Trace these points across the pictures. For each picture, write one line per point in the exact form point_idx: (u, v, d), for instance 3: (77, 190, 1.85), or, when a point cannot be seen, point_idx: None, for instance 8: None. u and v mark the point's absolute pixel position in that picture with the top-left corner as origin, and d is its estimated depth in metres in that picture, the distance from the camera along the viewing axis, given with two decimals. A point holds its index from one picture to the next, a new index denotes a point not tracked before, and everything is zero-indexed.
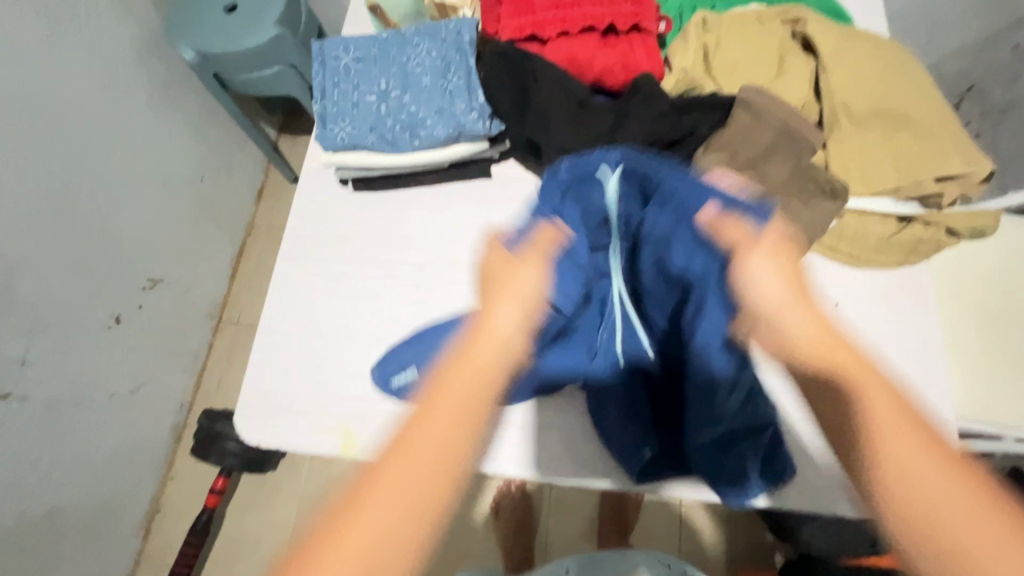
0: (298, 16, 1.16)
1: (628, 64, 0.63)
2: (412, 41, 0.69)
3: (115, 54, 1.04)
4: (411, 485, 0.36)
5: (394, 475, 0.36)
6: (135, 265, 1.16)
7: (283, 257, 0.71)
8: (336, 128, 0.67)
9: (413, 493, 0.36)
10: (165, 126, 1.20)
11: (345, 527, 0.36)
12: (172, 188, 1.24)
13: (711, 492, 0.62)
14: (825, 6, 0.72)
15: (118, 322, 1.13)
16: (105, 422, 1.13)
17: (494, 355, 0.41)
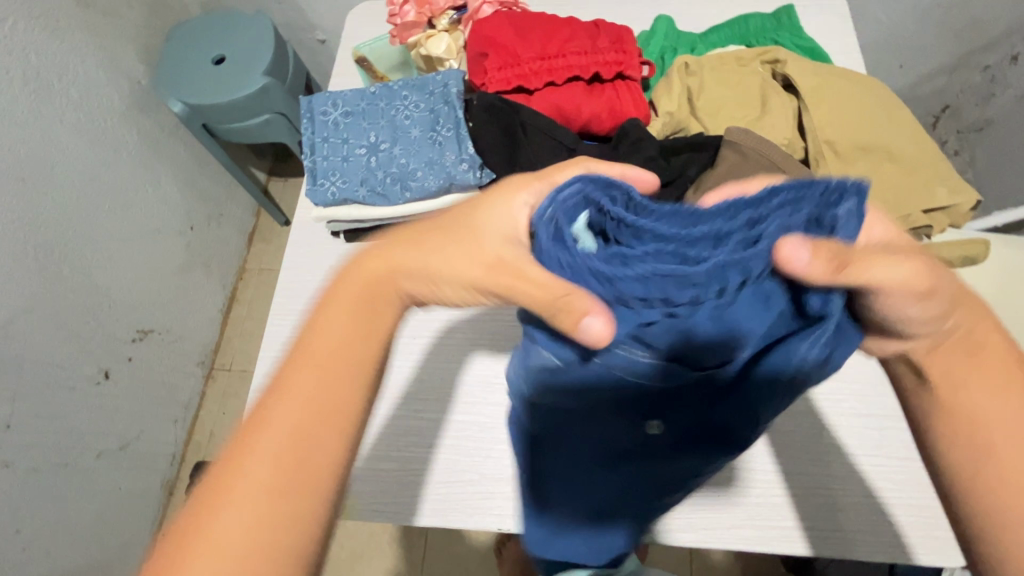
0: (285, 65, 1.17)
1: (615, 110, 0.64)
2: (400, 95, 0.70)
3: (101, 111, 1.05)
4: (291, 423, 0.35)
5: (292, 382, 0.36)
6: (124, 318, 1.14)
7: (276, 312, 0.70)
8: (327, 183, 0.67)
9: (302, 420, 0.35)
10: (153, 179, 1.20)
11: (228, 465, 0.33)
12: (161, 238, 1.23)
13: (721, 538, 0.59)
14: (803, 45, 0.74)
15: (106, 377, 1.11)
16: (92, 483, 1.09)
17: (414, 268, 0.39)
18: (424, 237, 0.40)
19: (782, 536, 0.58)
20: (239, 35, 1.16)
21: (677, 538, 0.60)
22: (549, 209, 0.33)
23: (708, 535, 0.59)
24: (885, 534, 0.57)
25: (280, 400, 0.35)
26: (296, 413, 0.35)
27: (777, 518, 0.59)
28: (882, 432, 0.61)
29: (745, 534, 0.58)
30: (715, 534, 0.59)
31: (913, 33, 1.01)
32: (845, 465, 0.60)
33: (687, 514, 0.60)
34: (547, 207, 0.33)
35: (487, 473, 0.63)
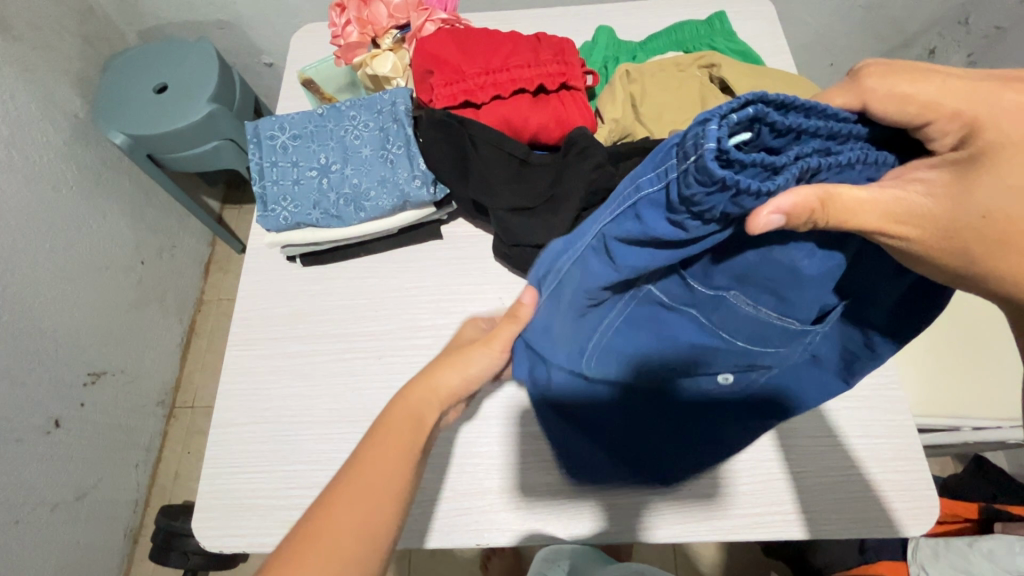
0: (231, 90, 1.15)
1: (561, 119, 0.66)
2: (348, 114, 0.69)
3: (36, 147, 1.00)
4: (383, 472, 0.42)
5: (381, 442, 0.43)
6: (73, 361, 1.09)
7: (233, 343, 0.68)
8: (278, 209, 0.66)
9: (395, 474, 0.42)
10: (97, 214, 1.15)
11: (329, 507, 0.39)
12: (109, 274, 1.18)
13: (699, 532, 0.60)
14: (735, 48, 0.77)
15: (57, 425, 1.05)
16: (47, 539, 1.03)
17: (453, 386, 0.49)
18: (464, 360, 0.50)
19: (758, 521, 0.59)
20: (182, 63, 1.14)
21: (660, 539, 0.60)
22: (712, 125, 0.27)
23: (689, 528, 0.60)
24: (848, 510, 0.60)
25: (364, 467, 0.41)
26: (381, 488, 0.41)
27: (748, 504, 0.60)
28: (841, 412, 0.64)
29: (725, 523, 0.60)
30: (698, 526, 0.60)
31: (839, 33, 1.07)
32: (808, 449, 0.62)
33: (669, 510, 0.60)
34: (707, 124, 0.27)
35: (459, 489, 0.62)
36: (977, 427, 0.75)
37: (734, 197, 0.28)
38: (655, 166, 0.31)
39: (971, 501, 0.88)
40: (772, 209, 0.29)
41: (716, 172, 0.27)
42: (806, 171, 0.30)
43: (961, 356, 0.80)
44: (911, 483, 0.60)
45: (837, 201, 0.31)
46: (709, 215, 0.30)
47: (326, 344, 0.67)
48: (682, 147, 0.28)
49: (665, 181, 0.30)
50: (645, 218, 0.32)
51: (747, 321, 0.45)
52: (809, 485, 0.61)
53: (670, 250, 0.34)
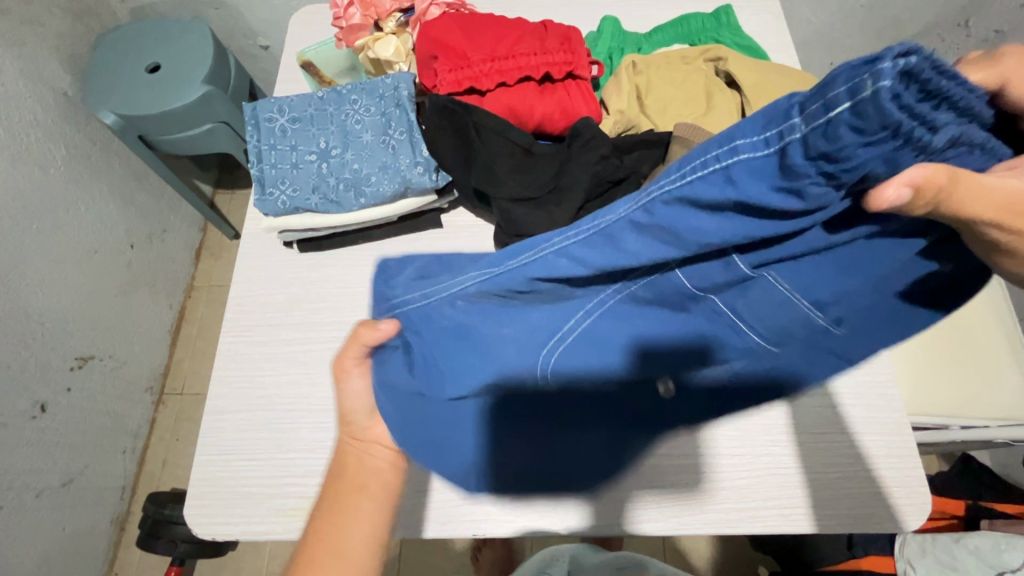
0: (226, 72, 1.12)
1: (567, 110, 0.65)
2: (349, 99, 0.68)
3: (24, 125, 0.97)
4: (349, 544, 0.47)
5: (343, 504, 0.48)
6: (61, 345, 1.07)
7: (228, 330, 0.67)
8: (276, 192, 0.65)
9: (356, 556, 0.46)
10: (86, 195, 1.12)
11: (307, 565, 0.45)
12: (97, 258, 1.16)
13: (692, 524, 0.60)
14: (741, 43, 0.77)
15: (44, 410, 1.03)
16: (33, 525, 1.01)
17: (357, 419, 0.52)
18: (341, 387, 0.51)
19: (746, 517, 0.60)
20: (176, 42, 1.11)
21: (652, 533, 0.60)
22: (883, 63, 0.22)
23: (682, 522, 0.60)
24: (842, 505, 0.60)
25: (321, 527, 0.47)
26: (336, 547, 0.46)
27: (737, 500, 0.60)
28: (838, 409, 0.64)
29: (716, 517, 0.60)
30: (690, 519, 0.60)
31: (841, 33, 1.07)
32: (806, 445, 0.62)
33: (661, 503, 0.61)
34: (878, 67, 0.22)
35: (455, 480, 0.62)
36: (966, 426, 0.76)
37: (891, 149, 0.24)
38: (765, 126, 0.26)
39: (959, 497, 0.90)
40: (902, 181, 0.25)
41: (889, 119, 0.23)
42: (952, 141, 0.26)
43: (954, 356, 0.81)
44: (904, 481, 0.61)
45: (959, 182, 0.27)
46: (837, 178, 0.26)
47: (322, 332, 0.66)
48: (821, 101, 0.24)
49: (778, 145, 0.25)
50: (740, 184, 0.27)
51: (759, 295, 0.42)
52: (806, 481, 0.61)
53: (766, 225, 0.30)
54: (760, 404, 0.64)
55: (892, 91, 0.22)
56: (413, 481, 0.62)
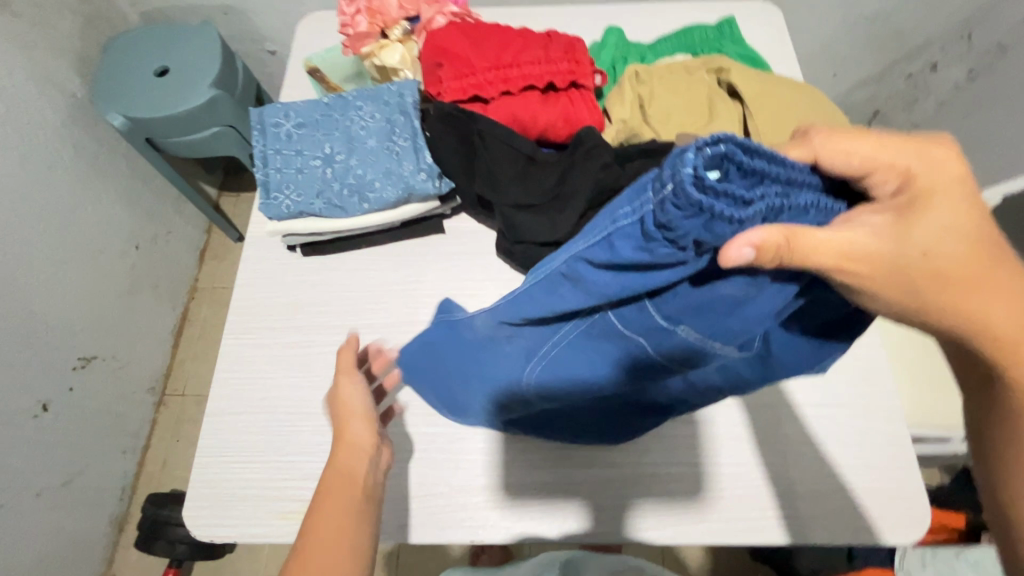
0: (233, 77, 1.14)
1: (570, 119, 0.66)
2: (354, 105, 0.69)
3: (33, 127, 0.98)
4: (343, 537, 0.44)
5: (326, 505, 0.46)
6: (64, 345, 1.07)
7: (230, 332, 0.67)
8: (281, 196, 0.66)
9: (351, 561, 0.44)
10: (92, 196, 1.13)
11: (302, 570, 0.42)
12: (102, 258, 1.17)
13: (688, 533, 0.60)
14: (744, 54, 0.78)
15: (46, 409, 1.03)
16: (32, 524, 1.01)
17: (355, 422, 0.53)
18: (346, 400, 0.54)
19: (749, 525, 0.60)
20: (184, 47, 1.12)
21: (648, 540, 0.60)
22: (690, 152, 0.24)
23: (678, 530, 0.60)
24: (839, 517, 0.60)
25: (318, 515, 0.45)
26: (341, 553, 0.44)
27: (737, 508, 0.60)
28: (837, 420, 0.64)
29: (717, 523, 0.60)
30: (691, 528, 0.60)
31: (844, 45, 1.08)
32: (805, 456, 0.62)
33: (659, 511, 0.61)
34: (683, 152, 0.25)
35: (454, 485, 0.62)
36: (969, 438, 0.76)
37: (709, 223, 0.26)
38: (634, 200, 0.28)
39: (959, 510, 0.89)
40: (745, 243, 0.27)
41: (693, 196, 0.24)
42: (773, 210, 0.28)
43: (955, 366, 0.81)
44: (904, 492, 0.61)
45: (800, 240, 0.28)
46: (682, 243, 0.27)
47: (324, 335, 0.67)
48: (659, 178, 0.26)
49: (640, 216, 0.28)
50: (617, 248, 0.29)
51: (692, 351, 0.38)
52: (804, 491, 0.61)
53: (647, 278, 0.31)
54: (759, 414, 0.64)
55: (703, 177, 0.24)
56: (410, 487, 0.62)
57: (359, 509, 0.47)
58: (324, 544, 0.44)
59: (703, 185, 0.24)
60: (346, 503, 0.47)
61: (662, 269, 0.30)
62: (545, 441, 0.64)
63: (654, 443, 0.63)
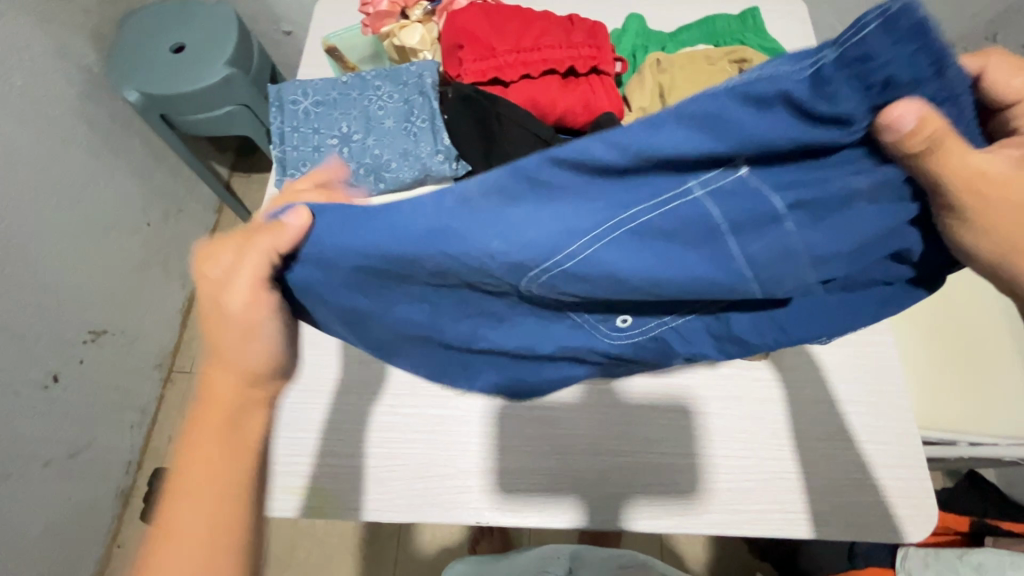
0: (248, 56, 1.13)
1: (589, 104, 0.65)
2: (373, 85, 0.68)
3: (49, 100, 0.99)
4: (197, 537, 0.38)
5: (187, 482, 0.39)
6: (74, 318, 1.08)
7: None
8: (297, 174, 0.65)
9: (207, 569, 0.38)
10: (106, 171, 1.14)
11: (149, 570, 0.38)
12: (114, 234, 1.17)
13: (686, 524, 0.60)
14: (767, 46, 0.77)
15: (56, 380, 1.05)
16: (39, 494, 1.03)
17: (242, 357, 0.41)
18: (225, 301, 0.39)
19: (744, 520, 0.60)
20: (200, 24, 1.12)
21: (643, 530, 0.60)
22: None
23: (676, 521, 0.60)
24: (845, 513, 0.60)
25: (175, 497, 0.39)
26: (192, 552, 0.38)
27: (734, 503, 0.60)
28: (846, 417, 0.64)
29: (710, 518, 0.60)
30: (685, 520, 0.60)
31: None
32: (814, 452, 0.62)
33: (655, 501, 0.61)
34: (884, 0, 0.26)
35: (461, 467, 0.62)
36: (973, 442, 0.75)
37: (909, 58, 0.27)
38: (795, 62, 0.29)
39: (965, 514, 0.89)
40: (914, 110, 0.28)
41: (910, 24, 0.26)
42: (949, 94, 0.29)
43: (967, 372, 0.80)
44: (910, 492, 0.60)
45: (948, 142, 0.30)
46: (872, 81, 0.27)
47: None
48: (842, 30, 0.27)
49: (813, 65, 0.27)
50: (779, 89, 0.28)
51: (784, 268, 0.35)
52: (811, 486, 0.61)
53: (791, 141, 0.29)
54: (769, 410, 0.64)
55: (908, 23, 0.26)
56: (417, 469, 0.62)
57: (241, 493, 0.40)
58: (185, 540, 0.38)
59: (896, 31, 0.26)
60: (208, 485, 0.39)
61: (817, 122, 0.29)
62: (554, 427, 0.64)
63: (663, 433, 0.63)
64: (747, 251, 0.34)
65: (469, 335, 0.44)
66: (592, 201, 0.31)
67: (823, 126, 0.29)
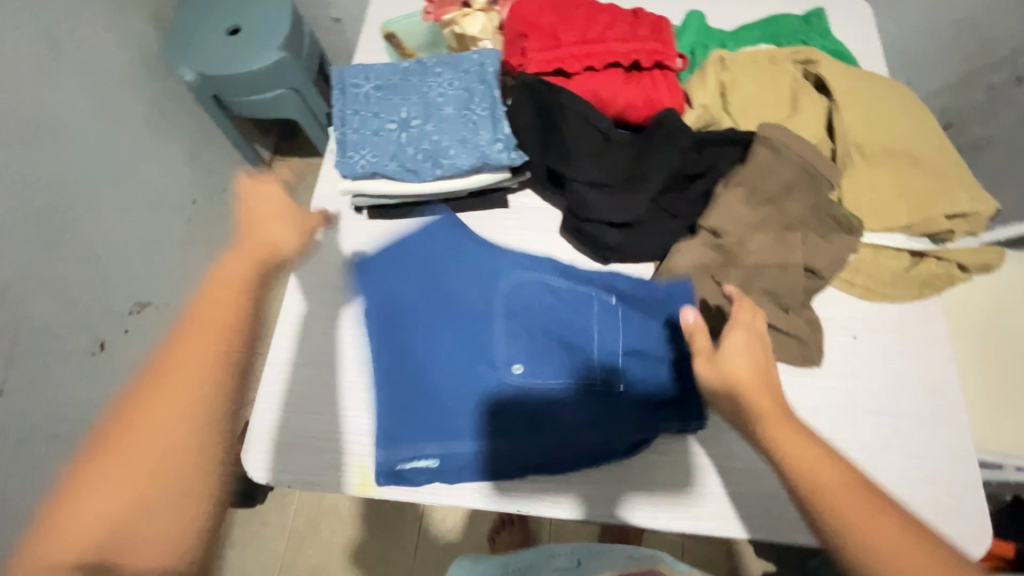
0: (301, 40, 1.15)
1: (651, 99, 0.64)
2: (433, 72, 0.69)
3: (111, 75, 1.02)
4: (152, 490, 0.41)
5: (130, 436, 0.41)
6: (122, 289, 1.11)
7: (295, 287, 0.69)
8: (356, 156, 0.66)
9: (171, 527, 0.41)
10: (158, 147, 1.17)
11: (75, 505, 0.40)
12: (162, 209, 1.20)
13: (688, 519, 0.58)
14: (830, 47, 0.75)
15: (103, 347, 1.08)
16: None
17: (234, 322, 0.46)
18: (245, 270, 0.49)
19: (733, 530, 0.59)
20: (256, 7, 1.14)
21: (640, 524, 0.59)
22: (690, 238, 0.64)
23: (674, 515, 0.58)
24: None
25: (139, 430, 0.41)
26: (161, 508, 0.41)
27: (733, 508, 0.59)
28: (899, 430, 0.62)
29: (702, 513, 0.59)
30: (676, 514, 0.58)
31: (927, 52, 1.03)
32: (863, 464, 0.61)
33: (649, 491, 0.59)
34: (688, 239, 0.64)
35: None
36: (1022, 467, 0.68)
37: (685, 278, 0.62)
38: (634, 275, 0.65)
39: (1006, 539, 0.86)
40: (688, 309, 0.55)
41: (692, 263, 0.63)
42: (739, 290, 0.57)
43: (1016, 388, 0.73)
44: (964, 510, 0.59)
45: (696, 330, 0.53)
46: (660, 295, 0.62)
47: None
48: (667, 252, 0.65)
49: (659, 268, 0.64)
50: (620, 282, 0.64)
51: (602, 343, 0.62)
52: None
53: (627, 295, 0.63)
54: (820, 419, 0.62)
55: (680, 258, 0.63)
56: None
57: (212, 472, 0.43)
58: (110, 486, 0.40)
59: (673, 283, 0.62)
60: (180, 427, 0.42)
61: (642, 284, 0.63)
62: None
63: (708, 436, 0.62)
64: (574, 322, 0.63)
65: (419, 375, 0.61)
66: (519, 274, 0.65)
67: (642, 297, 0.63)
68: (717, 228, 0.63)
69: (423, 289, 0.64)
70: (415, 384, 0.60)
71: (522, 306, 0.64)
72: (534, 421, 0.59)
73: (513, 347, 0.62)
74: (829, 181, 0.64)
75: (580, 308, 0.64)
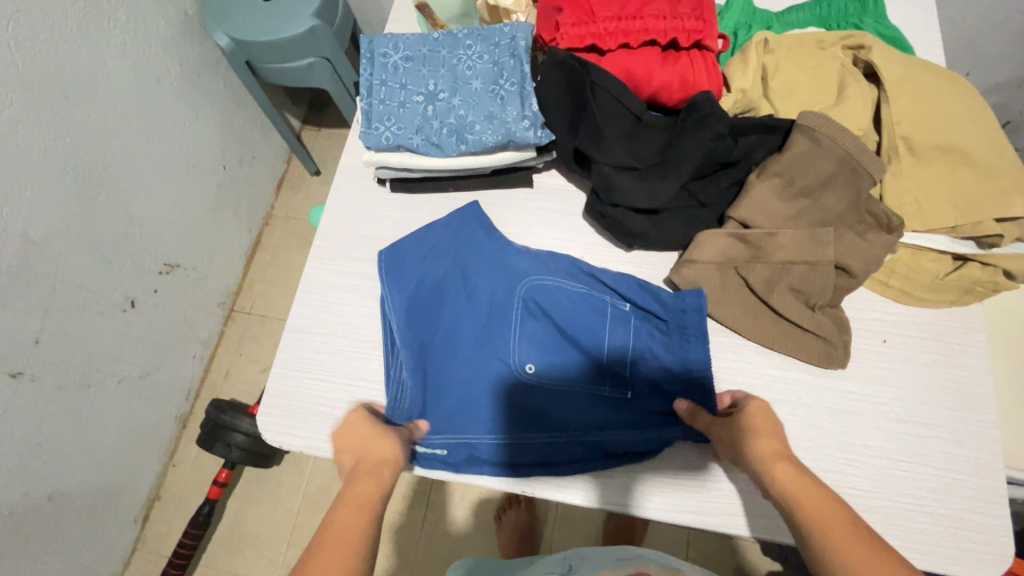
0: (334, 8, 1.13)
1: (687, 81, 0.62)
2: (463, 44, 0.67)
3: (148, 38, 1.02)
4: None
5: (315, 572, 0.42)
6: (152, 250, 1.14)
7: (316, 256, 0.69)
8: (382, 128, 0.65)
9: None
10: (192, 112, 1.18)
11: None
12: (194, 173, 1.22)
13: (703, 514, 0.57)
14: (886, 34, 0.71)
15: (133, 305, 1.11)
16: (113, 407, 1.11)
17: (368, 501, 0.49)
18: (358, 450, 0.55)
19: (725, 522, 0.57)
20: None
21: (656, 517, 0.58)
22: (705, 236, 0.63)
23: (687, 508, 0.58)
24: (913, 538, 0.56)
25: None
26: None
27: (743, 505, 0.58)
28: (923, 439, 0.60)
29: (717, 506, 0.58)
30: (691, 507, 0.58)
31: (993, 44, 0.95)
32: (882, 471, 0.59)
33: (665, 483, 0.58)
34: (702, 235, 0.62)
35: None
36: None
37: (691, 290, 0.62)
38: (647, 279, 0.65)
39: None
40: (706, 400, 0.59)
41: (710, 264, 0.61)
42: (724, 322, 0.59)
43: None
44: (987, 526, 0.56)
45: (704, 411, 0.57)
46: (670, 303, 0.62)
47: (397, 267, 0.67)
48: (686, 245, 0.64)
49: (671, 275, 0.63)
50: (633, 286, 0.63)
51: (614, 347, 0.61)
52: (876, 505, 0.57)
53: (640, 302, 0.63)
54: (839, 423, 0.60)
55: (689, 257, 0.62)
56: None
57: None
58: None
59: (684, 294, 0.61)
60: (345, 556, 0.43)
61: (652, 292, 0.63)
62: None
63: None
64: (588, 326, 0.62)
65: (443, 360, 0.61)
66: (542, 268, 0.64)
67: (654, 304, 0.62)
68: (746, 220, 0.61)
69: (449, 278, 0.65)
70: (441, 362, 0.61)
71: (543, 303, 0.63)
72: (545, 420, 0.59)
73: (529, 345, 0.62)
74: (871, 176, 0.60)
75: (595, 311, 0.62)
